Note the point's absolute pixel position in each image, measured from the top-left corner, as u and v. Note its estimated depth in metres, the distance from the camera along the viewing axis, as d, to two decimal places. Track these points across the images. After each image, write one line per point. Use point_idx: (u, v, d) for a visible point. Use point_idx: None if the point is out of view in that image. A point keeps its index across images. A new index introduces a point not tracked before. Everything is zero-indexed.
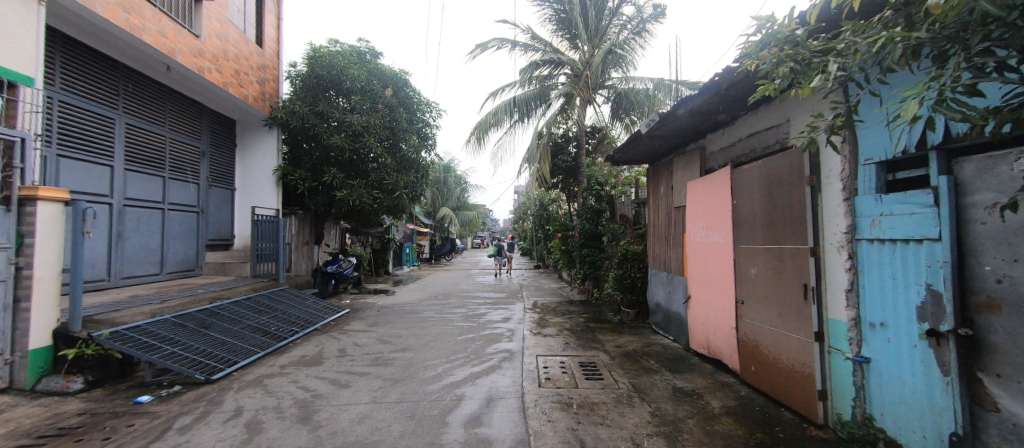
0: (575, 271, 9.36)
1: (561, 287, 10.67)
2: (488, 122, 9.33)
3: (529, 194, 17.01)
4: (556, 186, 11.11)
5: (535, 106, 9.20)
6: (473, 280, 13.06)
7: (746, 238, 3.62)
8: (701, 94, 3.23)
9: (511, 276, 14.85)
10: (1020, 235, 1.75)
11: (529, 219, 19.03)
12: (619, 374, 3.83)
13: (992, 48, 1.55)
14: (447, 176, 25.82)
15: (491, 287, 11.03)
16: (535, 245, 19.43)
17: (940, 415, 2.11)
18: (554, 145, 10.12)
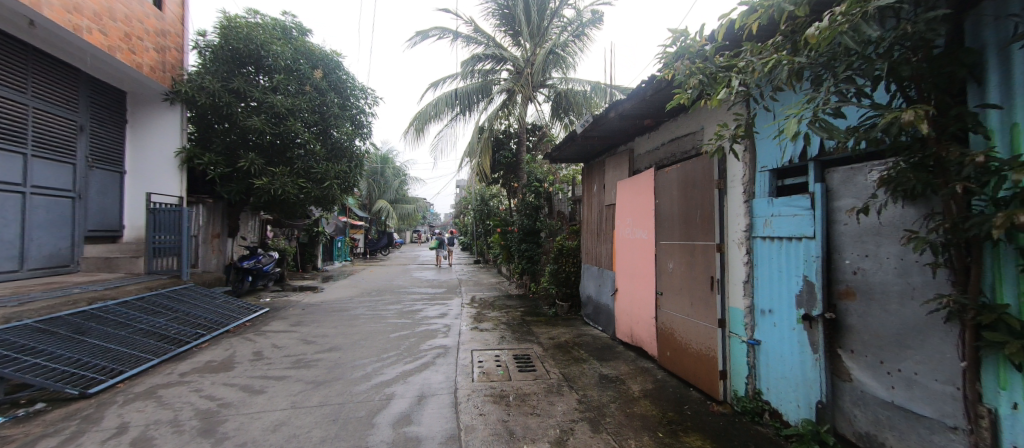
0: (513, 266, 9.51)
1: (500, 282, 10.81)
2: (429, 113, 9.09)
3: (470, 189, 16.95)
4: (497, 183, 11.18)
5: (477, 100, 9.14)
6: (411, 275, 12.73)
7: (665, 235, 3.93)
8: (628, 99, 3.43)
9: (451, 270, 14.72)
10: (874, 236, 2.13)
11: (470, 214, 18.93)
12: (551, 365, 3.97)
13: (852, 77, 1.87)
14: (385, 167, 24.75)
15: (429, 282, 10.82)
16: (475, 241, 19.44)
17: (810, 386, 2.49)
18: (496, 140, 10.15)
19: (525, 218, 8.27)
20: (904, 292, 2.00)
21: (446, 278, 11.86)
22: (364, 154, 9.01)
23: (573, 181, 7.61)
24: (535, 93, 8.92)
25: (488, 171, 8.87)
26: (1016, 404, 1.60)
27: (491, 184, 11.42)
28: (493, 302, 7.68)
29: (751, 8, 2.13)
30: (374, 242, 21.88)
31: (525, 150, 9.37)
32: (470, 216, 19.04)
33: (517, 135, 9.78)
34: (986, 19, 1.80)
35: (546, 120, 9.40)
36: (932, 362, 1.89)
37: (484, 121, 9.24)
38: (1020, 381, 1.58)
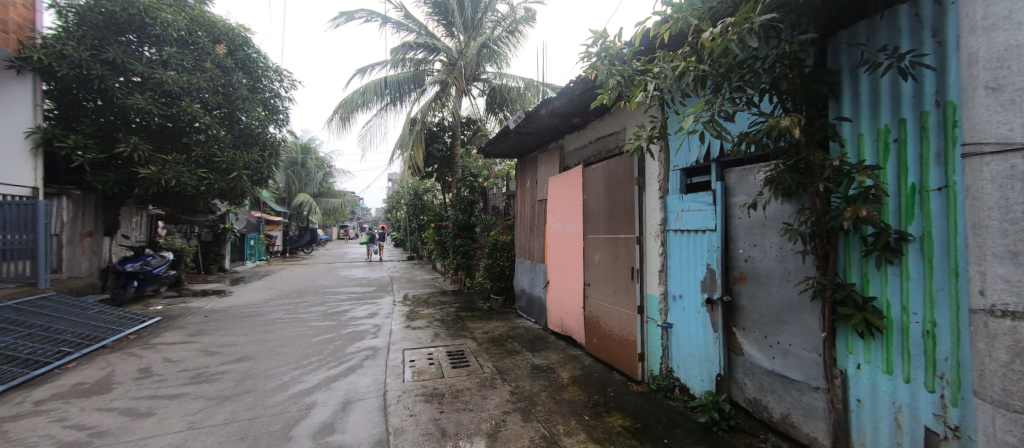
0: (447, 262, 9.38)
1: (435, 278, 10.61)
2: (356, 102, 8.58)
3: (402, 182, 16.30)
4: (431, 177, 10.96)
5: (409, 90, 8.80)
6: (338, 274, 11.93)
7: (592, 229, 4.14)
8: (557, 97, 3.54)
9: (382, 268, 14.09)
10: (761, 228, 2.46)
11: (403, 209, 18.24)
12: (485, 359, 3.99)
13: (742, 87, 2.13)
14: (307, 158, 22.75)
15: (357, 281, 10.23)
16: (408, 237, 18.79)
17: (710, 362, 2.81)
18: (429, 133, 9.87)
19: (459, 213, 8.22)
20: (783, 275, 2.33)
21: (377, 276, 11.33)
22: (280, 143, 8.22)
23: (507, 176, 7.71)
24: (469, 86, 8.83)
25: (421, 164, 8.60)
26: (859, 365, 2.02)
27: (424, 178, 11.11)
28: (427, 299, 7.50)
29: (663, 18, 2.32)
30: (296, 239, 20.11)
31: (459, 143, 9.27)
32: (403, 211, 18.36)
33: (451, 129, 9.60)
34: (841, 45, 2.15)
35: (481, 115, 9.36)
36: (802, 334, 2.25)
37: (417, 113, 8.93)
38: (863, 346, 1.99)
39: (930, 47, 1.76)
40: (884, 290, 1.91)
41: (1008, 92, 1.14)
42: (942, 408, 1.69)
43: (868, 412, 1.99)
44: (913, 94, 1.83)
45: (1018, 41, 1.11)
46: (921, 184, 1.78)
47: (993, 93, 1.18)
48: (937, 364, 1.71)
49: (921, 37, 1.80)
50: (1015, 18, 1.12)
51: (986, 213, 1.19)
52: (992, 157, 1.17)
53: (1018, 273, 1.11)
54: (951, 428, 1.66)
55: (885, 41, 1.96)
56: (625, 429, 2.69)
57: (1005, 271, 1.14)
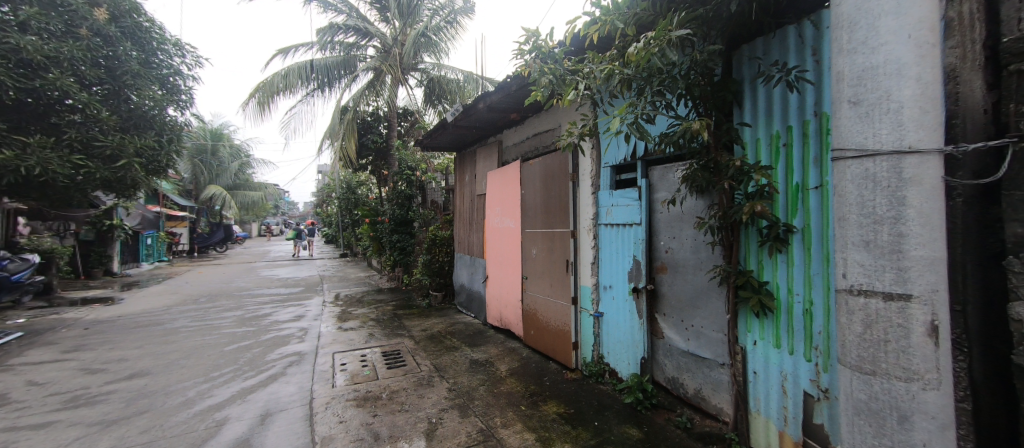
0: (384, 258, 9.03)
1: (371, 276, 10.12)
2: (277, 85, 7.84)
3: (334, 174, 15.29)
4: (366, 170, 10.41)
5: (339, 76, 8.21)
6: (259, 274, 10.90)
7: (529, 223, 4.22)
8: (494, 92, 3.54)
9: (311, 266, 13.14)
10: (679, 221, 2.68)
11: (335, 203, 17.07)
12: (422, 357, 3.91)
13: (662, 91, 2.29)
14: (219, 145, 20.30)
15: (281, 282, 9.43)
16: (340, 233, 17.74)
17: (636, 346, 3.03)
18: (363, 123, 9.33)
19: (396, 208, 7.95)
20: (697, 264, 2.58)
21: (305, 275, 10.55)
22: (181, 127, 7.26)
23: (446, 171, 7.58)
24: (406, 76, 8.54)
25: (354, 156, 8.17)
26: (755, 342, 2.30)
27: (358, 171, 10.48)
28: (361, 298, 7.17)
29: (592, 21, 2.43)
30: (207, 237, 17.94)
31: (396, 135, 8.89)
32: (335, 206, 17.21)
33: (386, 119, 9.20)
34: (743, 57, 2.40)
35: (419, 106, 9.08)
36: (711, 317, 2.51)
37: (348, 101, 8.39)
38: (759, 325, 2.27)
39: (810, 65, 2.04)
40: (774, 275, 2.19)
41: (865, 106, 1.35)
42: (816, 373, 1.99)
43: (762, 382, 2.27)
44: (797, 104, 2.10)
45: (872, 64, 1.32)
46: (803, 183, 2.06)
47: (855, 106, 1.38)
48: (813, 337, 2.00)
49: (803, 56, 2.07)
50: (869, 43, 1.33)
51: (847, 208, 1.40)
52: (852, 161, 1.38)
53: (871, 258, 1.33)
54: (823, 390, 1.96)
55: (776, 56, 2.23)
56: (559, 416, 2.81)
57: (861, 257, 1.36)
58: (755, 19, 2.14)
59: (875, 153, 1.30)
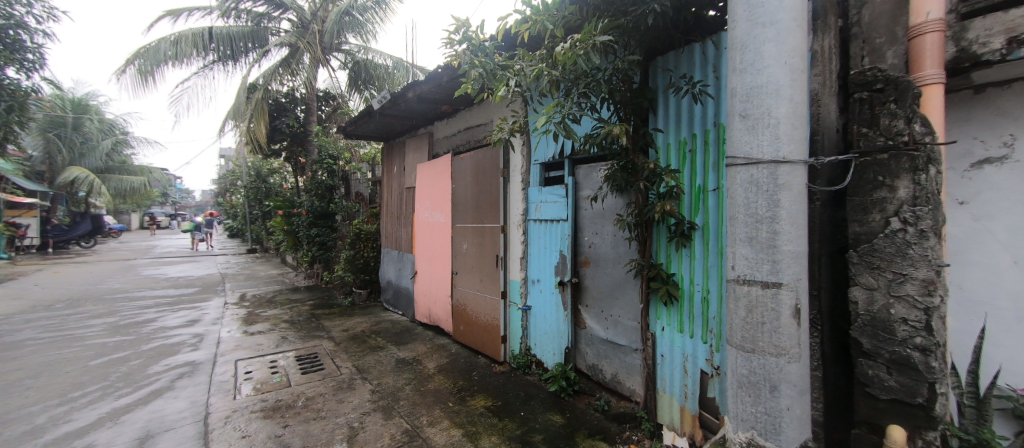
0: (300, 254, 8.29)
1: (285, 273, 9.22)
2: (164, 53, 6.77)
3: (240, 160, 13.58)
4: (280, 156, 9.40)
5: (245, 48, 7.32)
6: (141, 273, 9.32)
7: (460, 218, 4.17)
8: (424, 81, 3.41)
9: (211, 263, 11.57)
10: (601, 218, 2.84)
11: (241, 192, 15.16)
12: (342, 359, 3.67)
13: (587, 94, 2.40)
14: (87, 119, 16.82)
15: (170, 282, 8.16)
16: (248, 226, 15.83)
17: (561, 336, 3.17)
18: (275, 104, 8.38)
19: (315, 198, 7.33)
20: (616, 258, 2.76)
21: (202, 274, 9.26)
22: (26, 93, 5.90)
23: (373, 161, 7.16)
24: (327, 56, 7.87)
25: (265, 140, 7.37)
26: (663, 328, 2.53)
27: (268, 157, 9.39)
28: (273, 298, 6.52)
29: (523, 18, 2.44)
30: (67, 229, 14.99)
31: (315, 119, 8.15)
32: (241, 195, 15.23)
33: (305, 102, 8.41)
34: (658, 68, 2.60)
35: (342, 90, 8.43)
36: (627, 307, 2.71)
37: (257, 78, 7.49)
38: (666, 312, 2.50)
39: (712, 80, 2.28)
40: (679, 267, 2.43)
41: (751, 120, 1.53)
42: (710, 353, 2.25)
43: (667, 364, 2.51)
44: (701, 114, 2.34)
45: (758, 84, 1.50)
46: (704, 185, 2.31)
47: (744, 119, 1.56)
48: (708, 321, 2.26)
49: (706, 71, 2.30)
50: (756, 65, 1.51)
51: (736, 209, 1.58)
52: (741, 168, 1.55)
53: (753, 252, 1.52)
54: (715, 368, 2.23)
55: (685, 69, 2.44)
56: (487, 409, 2.83)
57: (746, 251, 1.55)
58: (668, 34, 2.35)
59: (758, 162, 1.49)
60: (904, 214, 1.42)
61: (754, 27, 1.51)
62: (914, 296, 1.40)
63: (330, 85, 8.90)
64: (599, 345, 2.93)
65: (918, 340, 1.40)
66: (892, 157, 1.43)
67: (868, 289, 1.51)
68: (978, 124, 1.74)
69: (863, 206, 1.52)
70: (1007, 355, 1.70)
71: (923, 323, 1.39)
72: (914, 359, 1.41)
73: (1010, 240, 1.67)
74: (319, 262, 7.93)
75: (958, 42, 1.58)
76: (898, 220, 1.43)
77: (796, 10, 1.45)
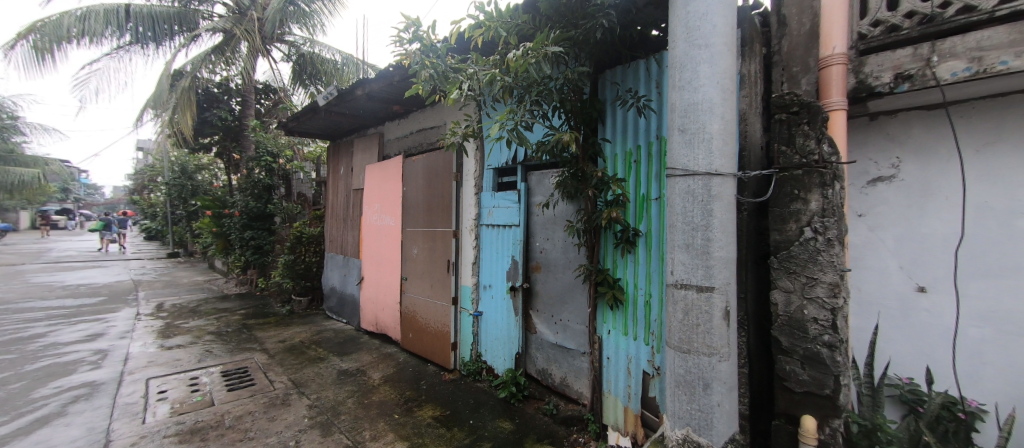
0: (231, 259, 7.61)
1: (212, 280, 8.41)
2: (68, 30, 6.01)
3: (161, 154, 12.26)
4: (209, 150, 8.59)
5: (169, 31, 6.66)
6: (31, 281, 8.05)
7: (411, 222, 4.05)
8: (374, 79, 3.29)
9: (122, 269, 10.28)
10: (551, 224, 2.88)
11: (162, 189, 13.66)
12: (277, 373, 3.39)
13: (539, 101, 2.43)
14: None
15: (68, 290, 7.11)
16: (170, 227, 14.28)
17: (512, 342, 3.16)
18: (205, 94, 7.68)
19: (250, 198, 6.78)
20: (566, 263, 2.82)
21: (110, 281, 8.18)
22: None
23: (318, 160, 6.77)
24: (268, 46, 7.38)
25: (192, 134, 6.86)
26: (609, 331, 2.61)
27: (195, 151, 8.54)
28: (197, 307, 5.91)
29: (476, 23, 2.43)
30: None
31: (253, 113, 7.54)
32: (160, 193, 13.67)
33: (240, 94, 7.80)
34: (607, 81, 2.70)
35: (285, 83, 7.93)
36: (576, 311, 2.77)
37: (184, 64, 6.83)
38: (612, 316, 2.58)
39: (654, 96, 2.41)
40: (625, 272, 2.53)
41: (689, 134, 1.63)
42: (652, 354, 2.35)
43: (612, 366, 2.59)
44: (645, 127, 2.46)
45: (694, 100, 1.60)
46: (647, 194, 2.43)
47: (682, 134, 1.65)
48: (650, 324, 2.37)
49: (650, 87, 2.43)
50: (693, 83, 1.61)
51: (675, 217, 1.67)
52: (680, 178, 1.64)
53: (689, 258, 1.61)
54: (655, 368, 2.33)
55: (631, 83, 2.56)
56: (435, 419, 2.75)
57: (683, 257, 1.63)
58: (616, 49, 2.45)
59: (694, 173, 1.59)
60: (815, 224, 1.58)
61: (692, 47, 1.62)
62: (822, 298, 1.56)
63: (270, 78, 8.36)
64: (549, 350, 2.97)
65: (826, 337, 1.56)
66: (805, 173, 1.59)
67: (785, 292, 1.66)
68: (873, 147, 1.99)
69: (781, 216, 1.68)
70: (895, 348, 1.95)
71: (829, 322, 1.55)
72: (823, 354, 1.57)
73: (897, 248, 1.93)
74: (254, 267, 7.32)
75: (857, 74, 1.81)
76: (811, 230, 1.59)
77: (727, 35, 1.58)
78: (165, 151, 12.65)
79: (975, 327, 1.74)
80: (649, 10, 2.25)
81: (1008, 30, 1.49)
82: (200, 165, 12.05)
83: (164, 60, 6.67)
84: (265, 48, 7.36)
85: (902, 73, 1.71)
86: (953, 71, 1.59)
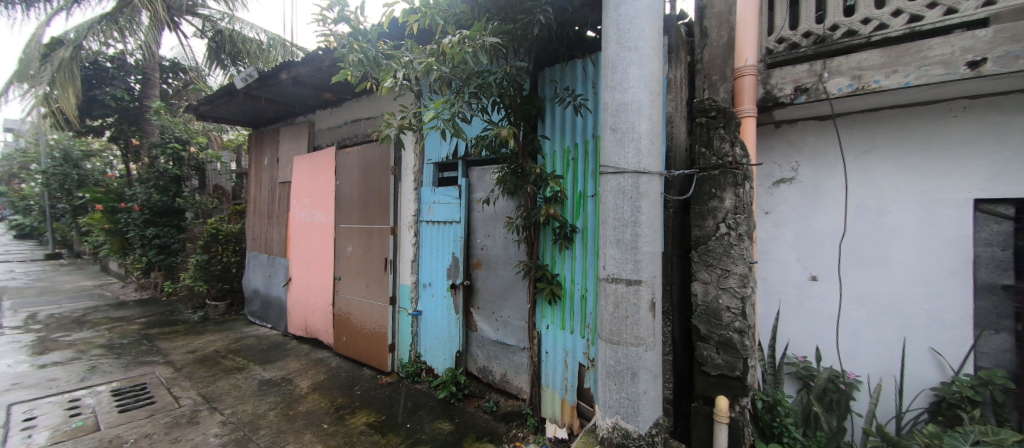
0: (130, 260, 6.71)
1: (105, 285, 7.33)
2: None
3: (36, 138, 10.45)
4: (100, 134, 7.49)
5: None
6: None
7: (345, 218, 3.82)
8: (301, 63, 3.06)
9: None
10: (492, 220, 2.87)
11: (36, 179, 11.65)
12: (184, 388, 3.04)
13: (477, 95, 2.39)
14: None
15: None
16: (47, 223, 12.21)
17: (452, 341, 3.10)
18: (95, 69, 6.69)
19: (152, 190, 6.03)
20: (506, 259, 2.82)
21: None
22: None
23: (238, 149, 6.17)
24: (178, 19, 6.61)
25: (75, 115, 6.03)
26: (547, 326, 2.64)
27: (81, 134, 7.37)
28: (85, 317, 5.12)
29: (410, 8, 2.32)
30: None
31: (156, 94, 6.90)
32: (33, 182, 11.55)
33: (142, 71, 6.92)
34: (546, 78, 2.74)
35: (199, 62, 7.17)
36: (516, 307, 2.79)
37: (67, 33, 5.92)
38: (550, 311, 2.62)
39: (590, 95, 2.48)
40: (563, 267, 2.57)
41: (620, 133, 1.68)
42: (587, 347, 2.42)
43: (551, 360, 2.62)
44: (582, 126, 2.52)
45: (624, 100, 1.66)
46: (583, 191, 2.49)
47: (614, 133, 1.71)
48: (586, 317, 2.43)
49: (586, 87, 2.50)
50: (623, 84, 1.67)
51: (607, 214, 1.72)
52: (611, 176, 1.69)
53: (620, 253, 1.67)
54: (590, 360, 2.40)
55: (569, 82, 2.61)
56: (369, 426, 2.62)
57: (614, 252, 1.69)
58: (554, 47, 2.49)
59: (624, 171, 1.65)
60: (729, 221, 1.71)
61: (624, 48, 1.67)
62: (734, 287, 1.69)
63: (179, 55, 7.50)
64: (491, 346, 2.96)
65: (737, 324, 1.70)
66: (721, 173, 1.71)
67: (703, 284, 1.78)
68: (777, 152, 2.20)
69: (701, 212, 1.79)
70: (792, 331, 2.19)
71: (739, 310, 1.69)
72: (734, 339, 1.71)
73: (796, 242, 2.16)
74: (159, 269, 6.51)
75: (765, 85, 2.00)
76: (725, 226, 1.71)
77: (655, 40, 1.65)
78: (42, 132, 10.78)
79: (854, 310, 2.00)
80: (586, 10, 2.33)
81: (880, 53, 1.72)
82: (88, 151, 10.45)
83: (37, 26, 5.72)
84: (172, 20, 6.58)
85: (801, 86, 1.91)
86: (840, 87, 1.80)
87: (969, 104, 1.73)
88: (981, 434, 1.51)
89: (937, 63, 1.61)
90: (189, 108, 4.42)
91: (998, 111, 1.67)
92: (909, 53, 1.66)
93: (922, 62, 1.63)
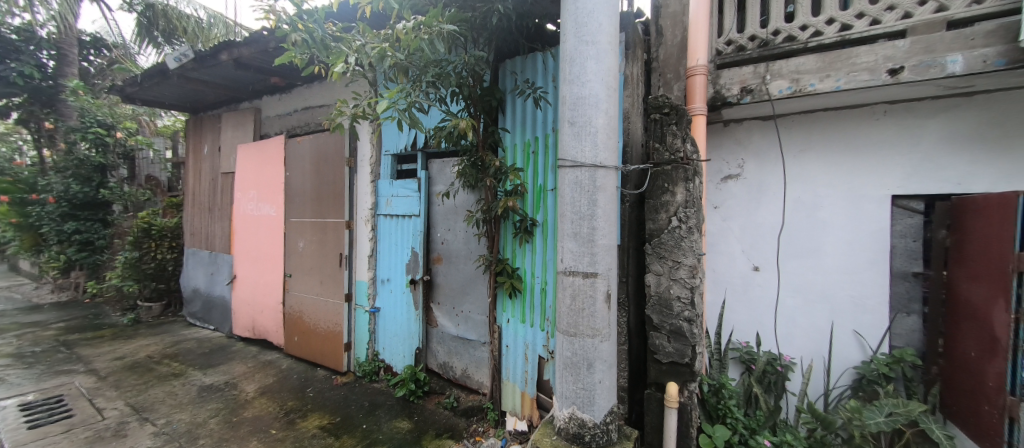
0: (44, 258, 6.06)
1: (13, 287, 6.54)
2: None
3: None
4: (5, 116, 6.66)
5: None
6: None
7: (296, 212, 3.62)
8: (242, 44, 2.86)
9: None
10: (452, 214, 2.82)
11: None
12: (109, 398, 2.77)
13: (435, 85, 2.32)
14: None
15: None
16: None
17: (412, 338, 3.03)
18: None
19: (71, 181, 5.52)
20: (467, 254, 2.79)
21: None
22: None
23: (173, 136, 5.71)
24: None
25: None
26: (508, 320, 2.63)
27: None
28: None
29: None
30: None
31: (75, 73, 6.41)
32: None
33: (56, 44, 6.20)
34: (506, 71, 2.71)
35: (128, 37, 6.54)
36: (477, 302, 2.77)
37: None
38: (511, 305, 2.62)
39: (550, 89, 2.49)
40: (523, 261, 2.57)
41: (577, 127, 1.68)
42: (546, 339, 2.44)
43: (511, 353, 2.63)
44: (542, 119, 2.52)
45: (580, 93, 1.67)
46: (543, 185, 2.50)
47: (571, 126, 1.70)
48: (545, 310, 2.45)
49: (546, 80, 2.50)
50: (581, 78, 1.67)
51: (564, 208, 1.73)
52: (568, 170, 1.69)
53: (577, 246, 1.68)
54: (549, 352, 2.42)
55: (529, 74, 2.60)
56: (322, 428, 2.51)
57: (571, 245, 1.70)
58: (514, 39, 2.47)
59: (581, 165, 1.66)
60: (680, 214, 1.76)
61: (581, 41, 1.67)
62: (684, 278, 1.76)
63: (102, 28, 6.78)
64: (452, 342, 2.92)
65: (686, 313, 1.77)
66: (673, 168, 1.76)
67: (656, 275, 1.84)
68: (725, 149, 2.31)
69: (654, 206, 1.84)
70: (737, 319, 2.31)
71: (688, 300, 1.76)
72: (684, 328, 1.78)
73: (742, 235, 2.27)
74: (80, 268, 5.90)
75: (715, 85, 2.09)
76: (676, 219, 1.77)
77: (611, 35, 1.67)
78: None
79: (790, 297, 2.15)
80: (545, 3, 2.33)
81: (816, 59, 1.84)
82: None
83: None
84: None
85: (746, 87, 2.01)
86: (780, 89, 1.91)
87: (889, 108, 1.89)
88: (894, 406, 1.67)
89: (863, 69, 1.73)
90: (113, 89, 4.00)
91: (913, 115, 1.84)
92: (840, 59, 1.79)
93: (851, 68, 1.75)
